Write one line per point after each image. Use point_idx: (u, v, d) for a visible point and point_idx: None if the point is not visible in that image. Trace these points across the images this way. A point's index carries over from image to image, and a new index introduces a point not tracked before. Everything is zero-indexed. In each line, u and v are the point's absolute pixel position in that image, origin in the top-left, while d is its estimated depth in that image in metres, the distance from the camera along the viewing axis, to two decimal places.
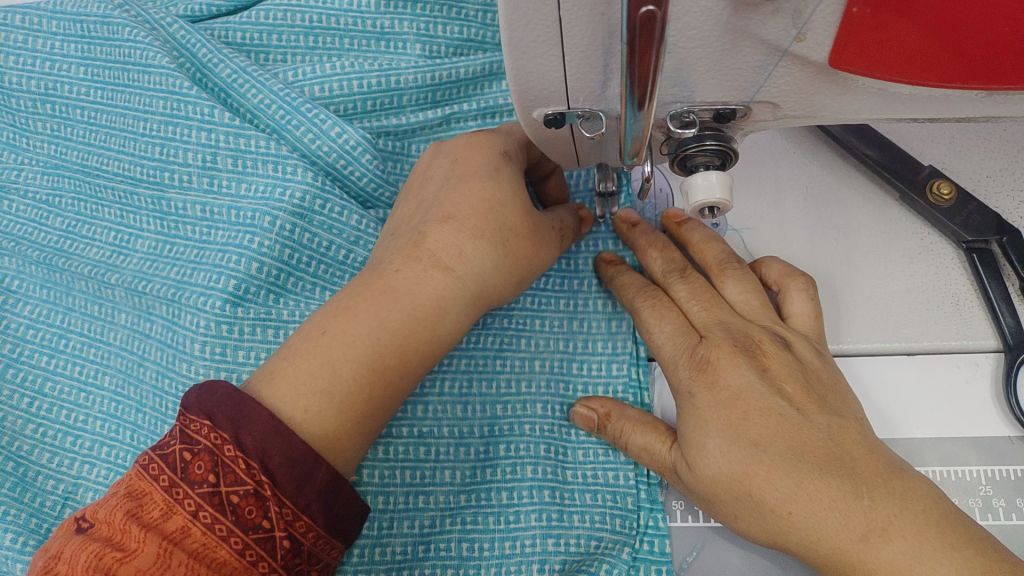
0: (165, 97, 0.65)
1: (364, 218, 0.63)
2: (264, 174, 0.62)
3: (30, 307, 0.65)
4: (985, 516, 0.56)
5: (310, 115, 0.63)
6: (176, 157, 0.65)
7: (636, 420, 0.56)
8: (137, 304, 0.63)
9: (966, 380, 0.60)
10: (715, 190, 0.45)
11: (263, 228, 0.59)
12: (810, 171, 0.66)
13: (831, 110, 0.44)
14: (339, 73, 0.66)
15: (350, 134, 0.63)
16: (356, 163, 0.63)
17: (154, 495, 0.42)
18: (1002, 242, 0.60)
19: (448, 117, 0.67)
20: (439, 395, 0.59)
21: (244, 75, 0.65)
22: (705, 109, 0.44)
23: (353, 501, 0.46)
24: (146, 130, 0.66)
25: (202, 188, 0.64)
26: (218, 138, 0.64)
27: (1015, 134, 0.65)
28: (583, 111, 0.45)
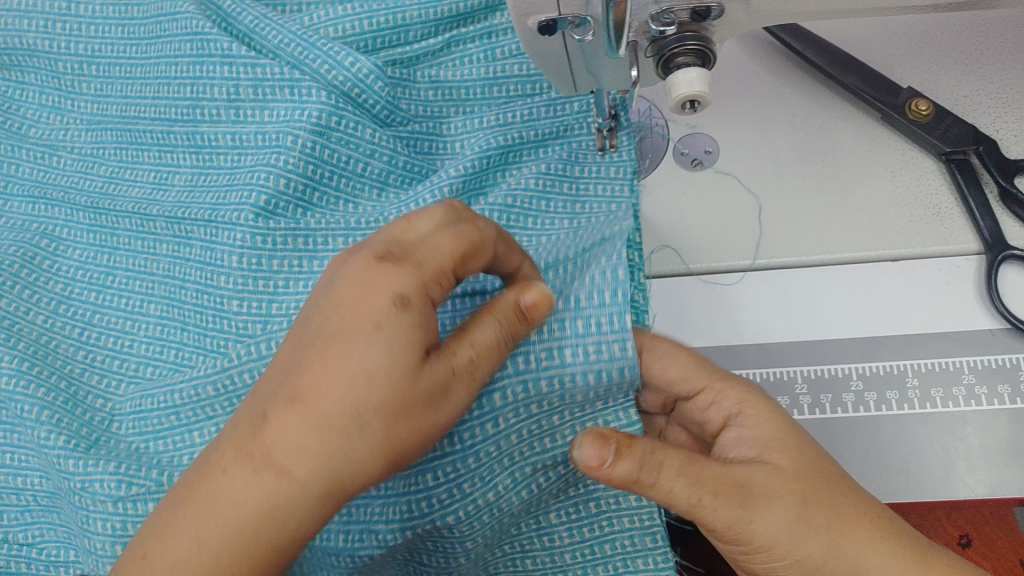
0: (193, 39, 0.71)
1: (377, 131, 0.69)
2: (283, 100, 0.69)
3: (79, 250, 0.73)
4: (968, 403, 0.59)
5: (327, 50, 0.68)
6: (204, 94, 0.71)
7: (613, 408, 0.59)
8: (175, 231, 0.71)
9: (949, 282, 0.63)
10: (695, 84, 0.49)
11: (286, 147, 0.67)
12: (795, 98, 0.70)
13: (797, 5, 0.49)
14: (350, 14, 0.72)
15: (362, 62, 0.68)
16: (369, 91, 0.69)
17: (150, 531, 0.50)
18: (979, 151, 0.64)
19: (449, 42, 0.74)
20: None
21: (266, 20, 0.70)
22: (683, 8, 0.48)
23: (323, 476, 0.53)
24: (176, 73, 0.72)
25: (230, 120, 0.71)
26: (239, 70, 0.70)
27: (992, 54, 0.68)
28: (572, 16, 0.50)
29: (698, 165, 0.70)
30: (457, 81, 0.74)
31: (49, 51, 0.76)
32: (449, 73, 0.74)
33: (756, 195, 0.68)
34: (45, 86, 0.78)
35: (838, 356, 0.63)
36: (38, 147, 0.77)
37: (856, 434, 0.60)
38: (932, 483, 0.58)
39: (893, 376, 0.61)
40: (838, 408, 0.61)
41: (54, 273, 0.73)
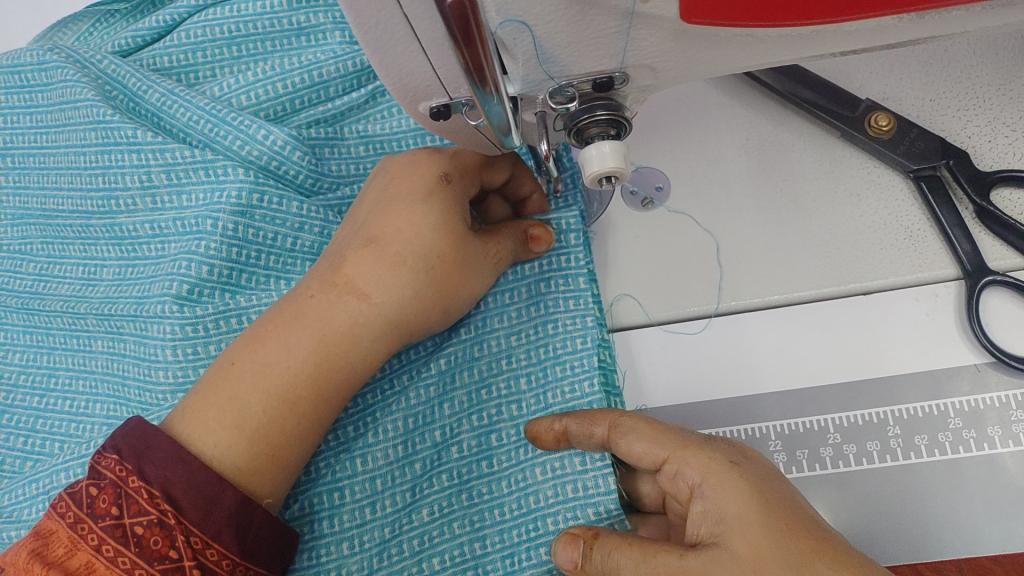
0: (95, 128, 0.67)
1: (304, 204, 0.63)
2: (199, 182, 0.64)
3: (19, 354, 0.67)
4: (956, 450, 0.55)
5: (237, 123, 0.65)
6: (116, 184, 0.66)
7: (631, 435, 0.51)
8: (108, 327, 0.64)
9: (927, 313, 0.58)
10: (608, 159, 0.45)
11: (208, 232, 0.61)
12: (748, 119, 0.65)
13: (713, 63, 0.44)
14: (262, 79, 0.68)
15: (275, 134, 0.64)
16: (289, 162, 0.64)
17: (60, 532, 0.44)
18: (950, 165, 0.58)
19: (374, 93, 0.70)
20: (418, 380, 0.60)
21: (173, 97, 0.67)
22: (584, 81, 0.43)
23: (276, 533, 0.49)
24: (87, 164, 0.68)
25: (148, 208, 0.66)
26: (147, 157, 0.66)
27: (958, 50, 0.62)
28: (465, 100, 0.45)
29: (648, 203, 0.64)
30: (388, 134, 0.68)
31: None
32: (377, 127, 0.69)
33: (712, 232, 0.62)
34: None
35: (815, 408, 0.58)
36: None
37: (839, 494, 0.55)
38: (924, 545, 0.54)
39: (873, 426, 0.56)
40: (816, 464, 0.56)
41: None
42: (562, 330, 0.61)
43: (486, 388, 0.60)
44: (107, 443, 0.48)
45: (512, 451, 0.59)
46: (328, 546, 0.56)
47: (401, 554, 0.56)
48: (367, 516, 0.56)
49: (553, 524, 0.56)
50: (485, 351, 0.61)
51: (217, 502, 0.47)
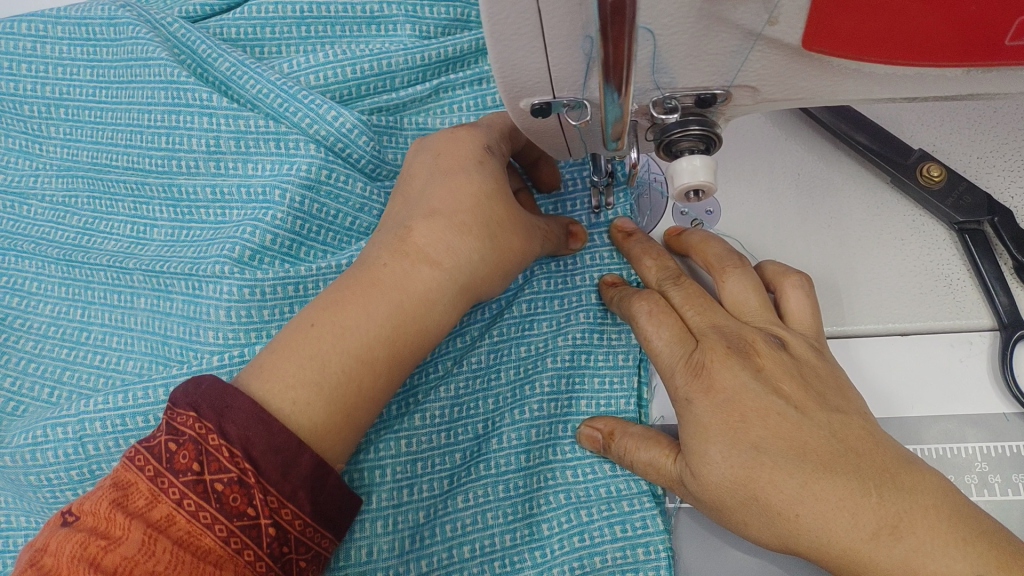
0: (165, 87, 0.67)
1: (368, 185, 0.65)
2: (267, 153, 0.65)
3: (51, 305, 0.66)
4: (980, 492, 0.57)
5: (307, 102, 0.64)
6: (181, 145, 0.67)
7: (637, 437, 0.56)
8: (154, 285, 0.65)
9: (960, 360, 0.60)
10: (699, 172, 0.46)
11: (274, 199, 0.62)
12: (800, 156, 0.67)
13: (809, 92, 0.45)
14: (332, 61, 0.68)
15: (345, 116, 0.64)
16: (354, 146, 0.64)
17: (139, 484, 0.45)
18: (994, 222, 0.61)
19: (437, 88, 0.70)
20: (461, 374, 0.62)
21: (243, 68, 0.66)
22: (687, 94, 0.45)
23: (339, 487, 0.50)
24: (150, 122, 0.68)
25: (210, 173, 0.67)
26: (219, 122, 0.66)
27: (1006, 114, 0.66)
28: (568, 100, 0.46)
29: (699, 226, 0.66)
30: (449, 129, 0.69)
31: (14, 92, 0.71)
32: (437, 120, 0.70)
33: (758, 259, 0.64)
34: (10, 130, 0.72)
35: None
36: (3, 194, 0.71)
37: None
38: None
39: None
40: None
41: (26, 331, 0.66)
42: (606, 343, 0.64)
43: (530, 383, 0.62)
44: (181, 398, 0.47)
45: (544, 447, 0.61)
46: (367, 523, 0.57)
47: (438, 535, 0.59)
48: (405, 498, 0.59)
49: (587, 515, 0.59)
50: (530, 353, 0.63)
51: (294, 465, 0.47)
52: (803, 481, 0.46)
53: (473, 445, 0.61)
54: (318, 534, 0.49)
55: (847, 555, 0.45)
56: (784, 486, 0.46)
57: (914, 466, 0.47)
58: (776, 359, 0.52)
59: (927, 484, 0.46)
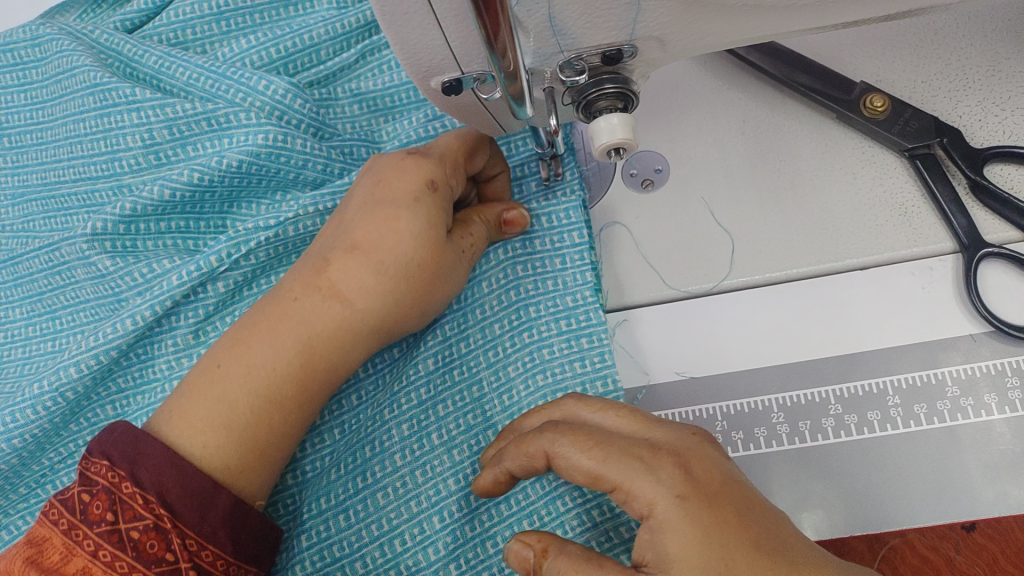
0: (92, 92, 0.67)
1: (308, 141, 0.64)
2: (202, 133, 0.65)
3: (20, 308, 0.67)
4: (954, 416, 0.56)
5: (238, 77, 0.65)
6: (119, 145, 0.66)
7: (573, 557, 0.43)
8: (106, 292, 0.65)
9: (922, 286, 0.59)
10: (617, 130, 0.46)
11: (210, 167, 0.62)
12: (743, 104, 0.67)
13: (715, 35, 0.45)
14: (256, 45, 0.69)
15: (276, 83, 0.65)
16: (290, 110, 0.65)
17: (54, 539, 0.46)
18: (944, 143, 0.60)
19: (363, 53, 0.70)
20: (426, 350, 0.62)
21: (170, 58, 0.67)
22: (593, 54, 0.45)
23: (258, 528, 0.51)
24: (87, 129, 0.67)
25: (152, 166, 0.66)
26: (147, 115, 0.65)
27: (948, 34, 0.64)
28: (477, 74, 0.46)
29: (650, 185, 0.66)
30: (381, 90, 0.69)
31: None
32: (370, 84, 0.70)
33: (711, 210, 0.64)
34: None
35: (815, 379, 0.59)
36: None
37: (843, 462, 0.57)
38: (924, 510, 0.55)
39: (873, 396, 0.58)
40: (818, 435, 0.57)
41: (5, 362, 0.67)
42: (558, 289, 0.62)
43: (480, 307, 0.62)
44: (97, 447, 0.49)
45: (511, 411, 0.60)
46: (342, 484, 0.59)
47: (416, 473, 0.59)
48: (380, 446, 0.60)
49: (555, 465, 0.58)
50: (497, 326, 0.62)
51: (209, 507, 0.49)
52: (712, 494, 0.43)
53: (416, 434, 0.60)
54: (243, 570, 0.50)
55: None
56: (687, 461, 0.44)
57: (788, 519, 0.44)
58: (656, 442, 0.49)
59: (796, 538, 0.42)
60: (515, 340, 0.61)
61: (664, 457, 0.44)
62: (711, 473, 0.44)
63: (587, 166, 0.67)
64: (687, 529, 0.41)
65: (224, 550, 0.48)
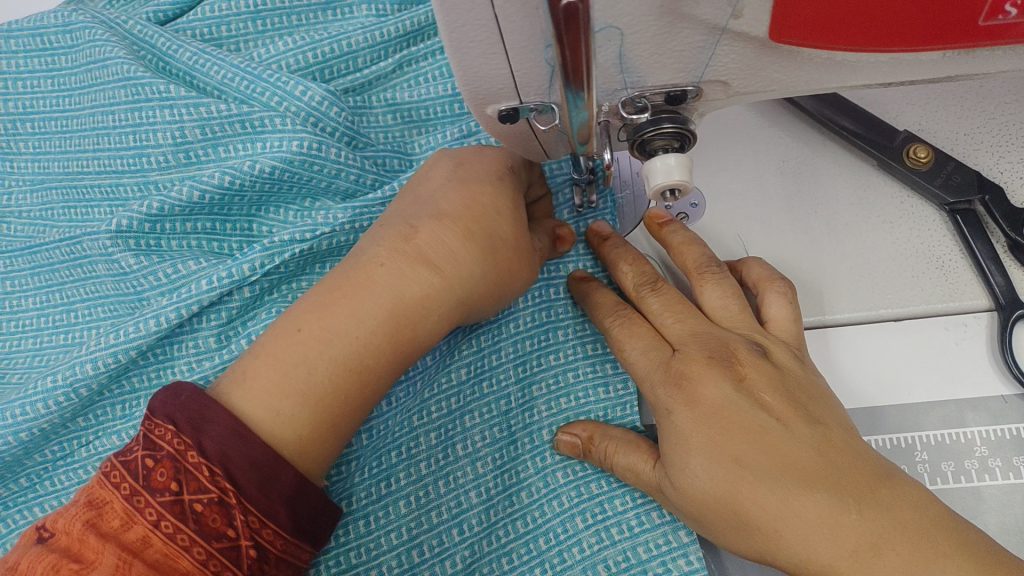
0: (124, 85, 0.66)
1: (343, 150, 0.62)
2: (235, 134, 0.64)
3: (31, 298, 0.65)
4: (981, 477, 0.56)
5: (274, 81, 0.64)
6: (148, 141, 0.64)
7: (619, 441, 0.55)
8: (127, 290, 0.63)
9: (956, 342, 0.59)
10: (674, 171, 0.45)
11: (242, 171, 0.60)
12: (784, 143, 0.66)
13: (783, 84, 0.44)
14: (293, 48, 0.67)
15: (313, 90, 0.63)
16: (326, 119, 0.63)
17: (114, 503, 0.44)
18: (985, 201, 0.60)
19: (401, 63, 0.69)
20: (460, 358, 0.61)
21: (204, 55, 0.65)
22: (657, 93, 0.44)
23: (322, 506, 0.49)
24: (116, 122, 0.66)
25: (181, 164, 0.65)
26: (181, 112, 0.64)
27: (992, 89, 0.64)
28: (536, 104, 0.45)
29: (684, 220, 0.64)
30: (415, 102, 0.68)
31: None
32: (405, 95, 0.68)
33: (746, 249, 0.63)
34: None
35: None
36: None
37: None
38: None
39: (900, 451, 0.57)
40: None
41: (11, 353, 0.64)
42: None
43: (512, 322, 0.61)
44: (160, 409, 0.47)
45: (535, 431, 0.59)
46: (365, 489, 0.57)
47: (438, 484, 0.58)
48: (406, 451, 0.58)
49: (578, 497, 0.57)
50: (534, 346, 0.61)
51: (274, 481, 0.47)
52: (784, 498, 0.44)
53: (443, 443, 0.59)
54: (297, 550, 0.48)
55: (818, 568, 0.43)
56: (705, 388, 0.49)
57: (819, 418, 0.48)
58: (759, 368, 0.50)
59: (807, 452, 0.46)
60: (542, 358, 0.60)
61: (691, 380, 0.50)
62: (724, 401, 0.48)
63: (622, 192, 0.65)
64: (705, 471, 0.47)
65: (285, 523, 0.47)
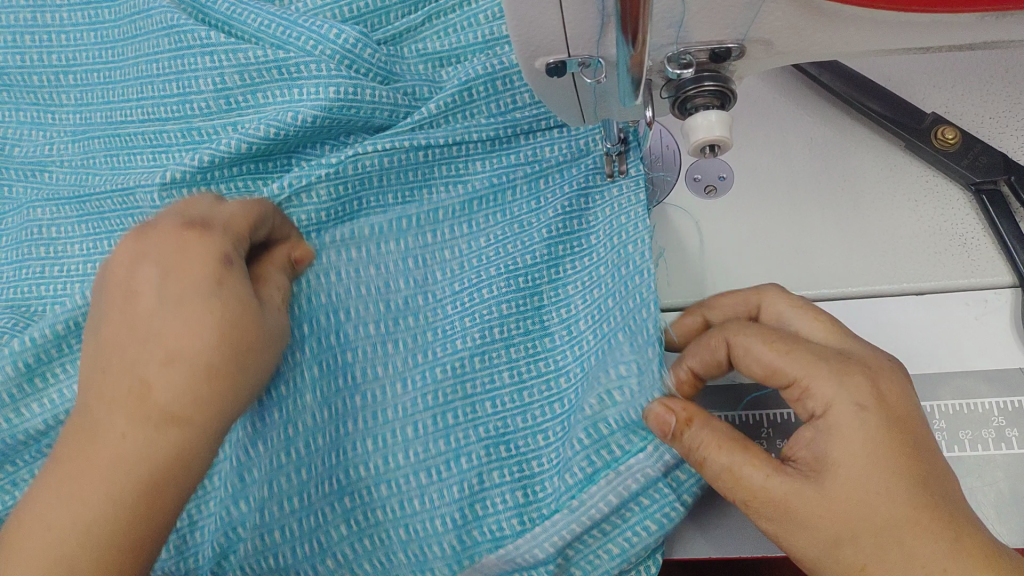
0: (167, 33, 0.68)
1: (378, 90, 0.64)
2: (273, 81, 0.66)
3: (77, 245, 0.67)
4: (998, 446, 0.57)
5: (309, 26, 0.66)
6: (190, 87, 0.67)
7: (721, 436, 0.49)
8: None
9: (976, 317, 0.60)
10: (715, 128, 0.46)
11: (285, 122, 0.63)
12: (812, 123, 0.68)
13: (823, 45, 0.46)
14: (329, 2, 0.70)
15: (347, 32, 0.65)
16: (360, 60, 0.65)
17: None
18: (1010, 181, 0.61)
19: (430, 15, 0.71)
20: (498, 282, 0.62)
21: (243, 5, 0.68)
22: (701, 50, 0.45)
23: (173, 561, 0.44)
24: (158, 71, 0.68)
25: (221, 110, 0.67)
26: (220, 58, 0.66)
27: (1018, 72, 0.66)
28: (583, 58, 0.47)
29: (713, 192, 0.66)
30: (449, 50, 0.71)
31: (22, 65, 0.72)
32: (438, 44, 0.71)
33: (773, 220, 0.65)
34: (21, 104, 0.72)
35: None
36: (25, 166, 0.71)
37: None
38: None
39: None
40: None
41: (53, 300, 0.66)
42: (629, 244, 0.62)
43: (555, 266, 0.63)
44: None
45: (573, 370, 0.60)
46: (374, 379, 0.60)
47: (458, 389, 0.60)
48: (434, 354, 0.61)
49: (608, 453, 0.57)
50: (572, 268, 0.63)
51: None
52: (829, 375, 0.47)
53: (480, 347, 0.61)
54: None
55: (829, 467, 0.45)
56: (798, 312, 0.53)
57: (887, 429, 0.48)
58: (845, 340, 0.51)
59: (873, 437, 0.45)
60: (581, 281, 0.63)
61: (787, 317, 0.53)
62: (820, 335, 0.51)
63: (655, 171, 0.67)
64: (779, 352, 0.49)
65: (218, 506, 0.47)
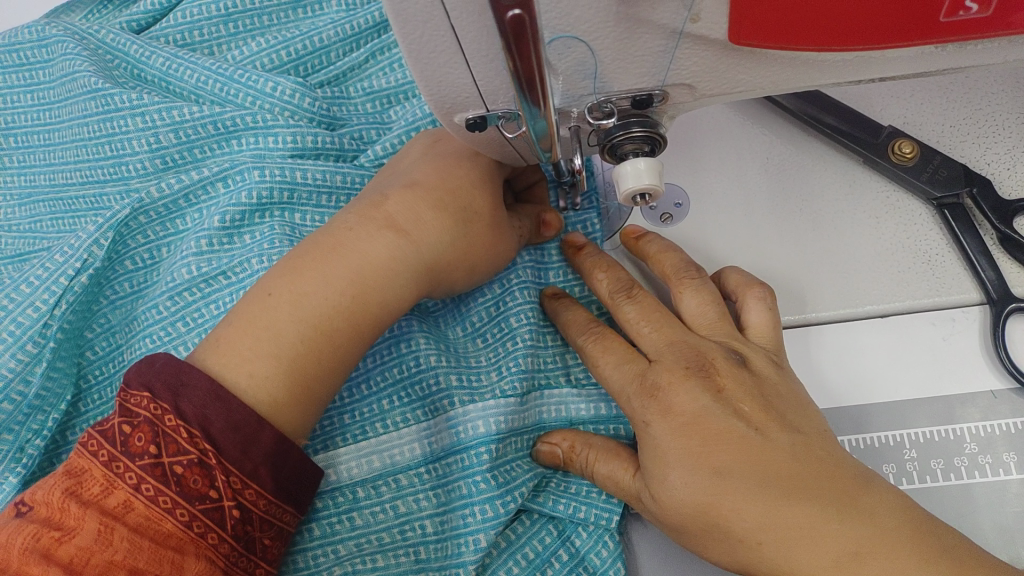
0: (93, 96, 0.67)
1: (320, 136, 0.65)
2: (209, 136, 0.66)
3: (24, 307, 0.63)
4: (971, 474, 0.54)
5: (245, 80, 0.67)
6: (125, 149, 0.66)
7: (600, 449, 0.55)
8: (133, 285, 0.64)
9: (944, 338, 0.58)
10: (643, 176, 0.45)
11: None
12: (768, 141, 0.66)
13: (749, 84, 0.44)
14: (266, 47, 0.70)
15: (283, 84, 0.66)
16: (299, 110, 0.66)
17: (93, 471, 0.44)
18: (973, 193, 0.59)
19: (373, 52, 0.71)
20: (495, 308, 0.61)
21: (178, 59, 0.68)
22: (623, 97, 0.43)
23: (304, 464, 0.49)
24: (91, 133, 0.67)
25: (159, 169, 0.66)
26: (153, 119, 0.66)
27: (978, 79, 0.64)
28: (503, 112, 0.45)
29: (669, 219, 0.64)
30: (393, 87, 0.70)
31: None
32: (383, 81, 0.70)
33: (730, 248, 0.63)
34: None
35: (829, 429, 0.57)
36: None
37: None
38: None
39: (889, 448, 0.56)
40: None
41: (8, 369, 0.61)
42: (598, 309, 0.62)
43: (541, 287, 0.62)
44: (136, 379, 0.46)
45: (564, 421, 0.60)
46: (361, 427, 0.58)
47: (514, 445, 0.58)
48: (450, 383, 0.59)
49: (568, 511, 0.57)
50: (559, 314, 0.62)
51: (254, 443, 0.46)
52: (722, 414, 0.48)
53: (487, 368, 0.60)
54: (281, 509, 0.47)
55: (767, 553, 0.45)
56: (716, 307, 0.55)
57: (797, 427, 0.49)
58: (735, 377, 0.50)
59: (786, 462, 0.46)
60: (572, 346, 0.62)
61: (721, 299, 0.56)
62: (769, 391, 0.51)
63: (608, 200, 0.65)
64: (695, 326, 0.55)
65: (159, 395, 0.45)
